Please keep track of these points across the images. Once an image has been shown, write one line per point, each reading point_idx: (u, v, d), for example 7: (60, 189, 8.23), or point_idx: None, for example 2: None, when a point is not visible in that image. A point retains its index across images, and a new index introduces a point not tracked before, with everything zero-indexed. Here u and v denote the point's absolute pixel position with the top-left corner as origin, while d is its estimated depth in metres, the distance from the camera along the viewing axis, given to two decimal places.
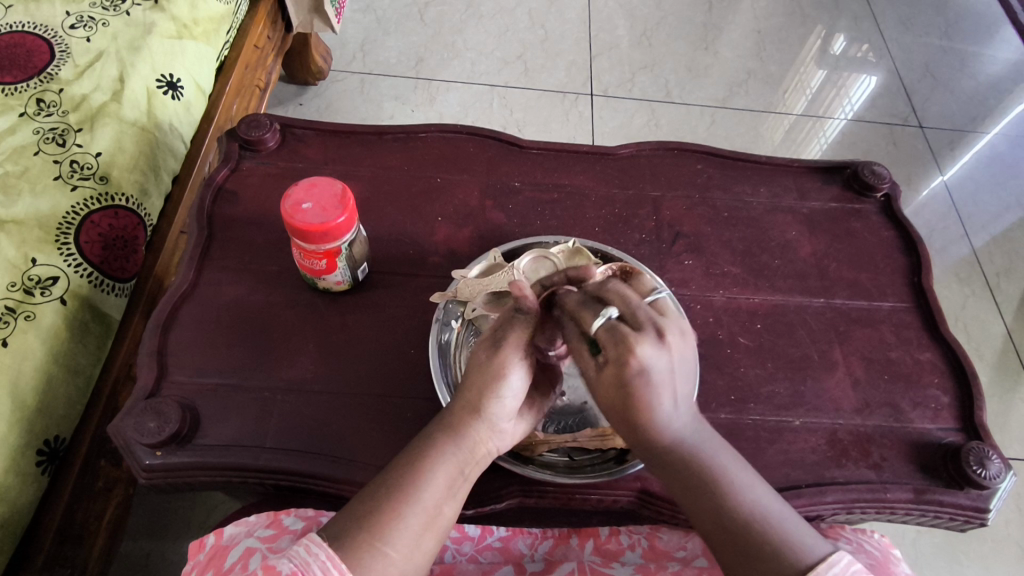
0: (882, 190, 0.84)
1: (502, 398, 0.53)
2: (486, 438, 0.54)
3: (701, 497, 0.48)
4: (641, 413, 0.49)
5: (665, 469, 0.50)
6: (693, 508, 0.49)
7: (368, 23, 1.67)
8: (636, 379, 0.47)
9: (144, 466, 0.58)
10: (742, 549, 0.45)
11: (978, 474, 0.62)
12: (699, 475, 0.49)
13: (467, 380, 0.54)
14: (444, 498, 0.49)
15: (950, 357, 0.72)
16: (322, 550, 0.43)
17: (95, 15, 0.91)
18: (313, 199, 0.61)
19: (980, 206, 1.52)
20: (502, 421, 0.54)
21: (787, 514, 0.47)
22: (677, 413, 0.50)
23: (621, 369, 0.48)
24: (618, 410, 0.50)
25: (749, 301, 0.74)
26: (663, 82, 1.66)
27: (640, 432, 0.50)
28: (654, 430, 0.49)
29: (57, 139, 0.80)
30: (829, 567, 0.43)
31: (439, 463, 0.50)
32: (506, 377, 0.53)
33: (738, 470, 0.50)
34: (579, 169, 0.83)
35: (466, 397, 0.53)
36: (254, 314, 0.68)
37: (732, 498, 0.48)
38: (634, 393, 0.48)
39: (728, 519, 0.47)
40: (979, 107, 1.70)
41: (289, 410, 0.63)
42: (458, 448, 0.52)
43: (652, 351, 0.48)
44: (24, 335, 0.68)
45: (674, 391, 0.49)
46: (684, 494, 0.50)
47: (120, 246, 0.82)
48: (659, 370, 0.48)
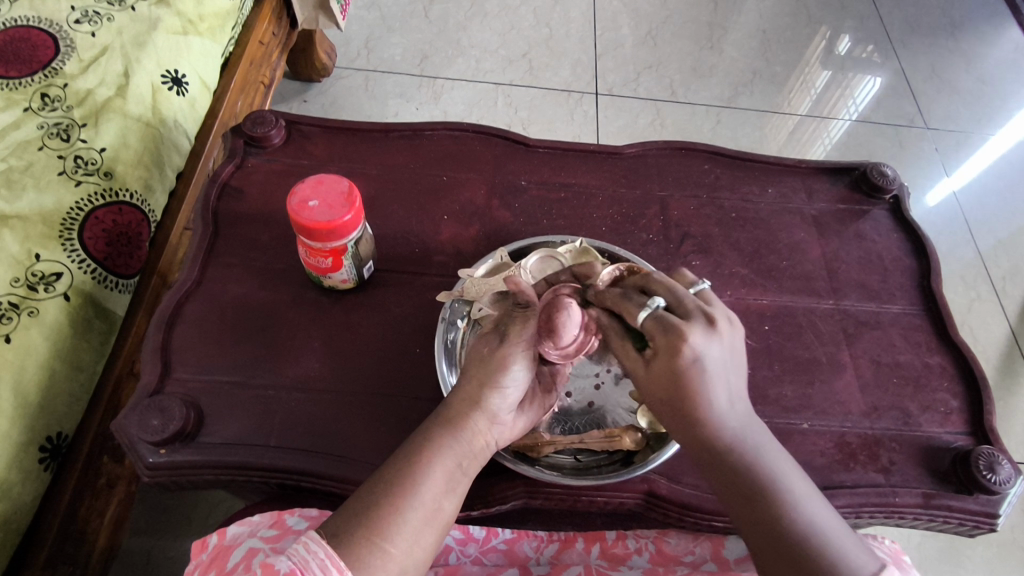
0: (891, 192, 0.83)
1: (503, 390, 0.53)
2: (485, 431, 0.53)
3: (758, 505, 0.46)
4: (693, 403, 0.47)
5: (716, 472, 0.48)
6: (747, 507, 0.46)
7: (372, 20, 1.66)
8: (689, 368, 0.46)
9: (147, 464, 0.58)
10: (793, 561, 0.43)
11: (988, 479, 0.61)
12: (753, 483, 0.46)
13: (467, 372, 0.54)
14: (443, 493, 0.49)
15: (959, 360, 0.71)
16: (320, 547, 0.43)
17: (100, 9, 0.91)
18: (319, 197, 0.60)
19: (987, 208, 1.52)
20: (500, 413, 0.54)
21: (841, 529, 0.45)
22: (730, 408, 0.48)
23: (673, 358, 0.46)
24: (670, 401, 0.48)
25: (757, 303, 0.73)
26: (668, 81, 1.65)
27: (692, 428, 0.48)
28: (706, 424, 0.47)
29: (61, 134, 0.80)
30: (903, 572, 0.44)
31: (438, 456, 0.50)
32: (507, 367, 0.53)
33: (794, 479, 0.47)
34: (586, 168, 0.82)
35: (465, 389, 0.53)
36: (258, 312, 0.68)
37: (788, 510, 0.45)
38: (686, 382, 0.47)
39: (783, 527, 0.44)
40: (985, 108, 1.69)
41: (294, 409, 0.63)
42: (456, 441, 0.51)
43: (705, 338, 0.46)
44: (27, 331, 0.68)
45: (726, 382, 0.47)
46: (737, 502, 0.47)
47: (124, 242, 0.81)
48: (712, 358, 0.46)
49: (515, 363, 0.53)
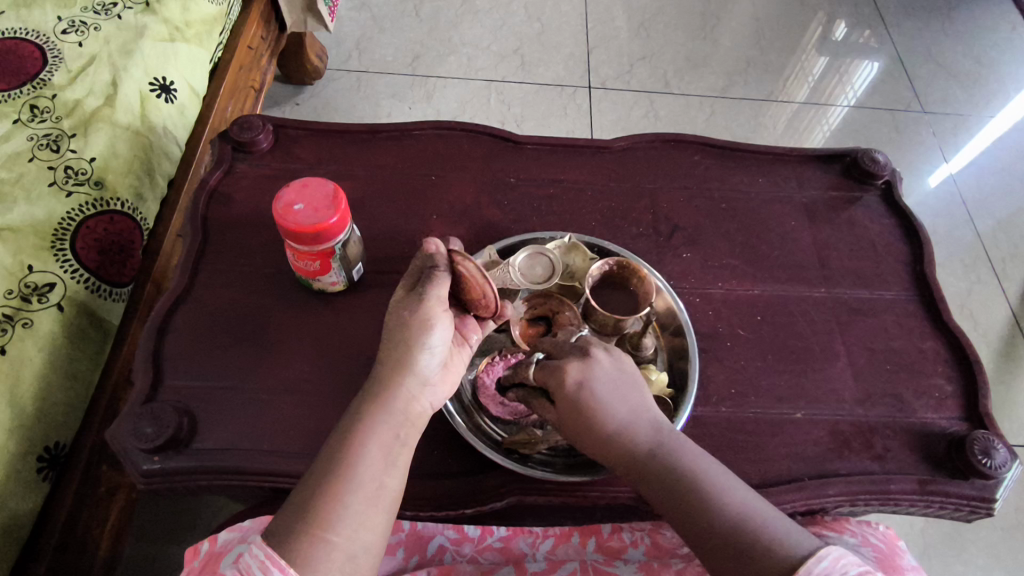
0: (882, 177, 0.82)
1: (428, 352, 0.53)
2: (417, 396, 0.52)
3: (684, 506, 0.49)
4: (597, 420, 0.53)
5: (648, 480, 0.52)
6: (676, 514, 0.50)
7: (363, 20, 1.66)
8: (577, 393, 0.54)
9: (143, 471, 0.58)
10: (723, 551, 0.46)
11: (983, 464, 0.61)
12: (678, 483, 0.50)
13: (385, 341, 0.53)
14: (383, 470, 0.49)
15: (955, 345, 0.71)
16: (262, 550, 0.43)
17: (86, 19, 0.91)
18: (305, 200, 0.60)
19: (986, 191, 1.51)
20: (430, 374, 0.53)
21: (765, 507, 0.48)
22: (632, 422, 0.54)
23: (561, 391, 0.54)
24: (581, 433, 0.55)
25: (749, 294, 0.73)
26: (661, 73, 1.65)
27: (602, 445, 0.54)
28: (618, 442, 0.53)
29: (50, 145, 0.80)
30: (818, 561, 0.42)
31: (370, 435, 0.49)
32: (422, 326, 0.52)
33: (717, 469, 0.51)
34: (575, 163, 0.82)
35: (392, 356, 0.52)
36: (248, 318, 0.68)
37: (711, 502, 0.48)
38: (584, 409, 0.53)
39: (715, 521, 0.47)
40: (982, 90, 1.68)
41: (286, 414, 0.63)
42: (388, 413, 0.50)
43: (582, 366, 0.54)
44: (21, 342, 0.68)
45: (620, 401, 0.54)
46: (667, 504, 0.50)
47: (117, 252, 0.82)
48: (596, 383, 0.54)
49: (427, 320, 0.52)
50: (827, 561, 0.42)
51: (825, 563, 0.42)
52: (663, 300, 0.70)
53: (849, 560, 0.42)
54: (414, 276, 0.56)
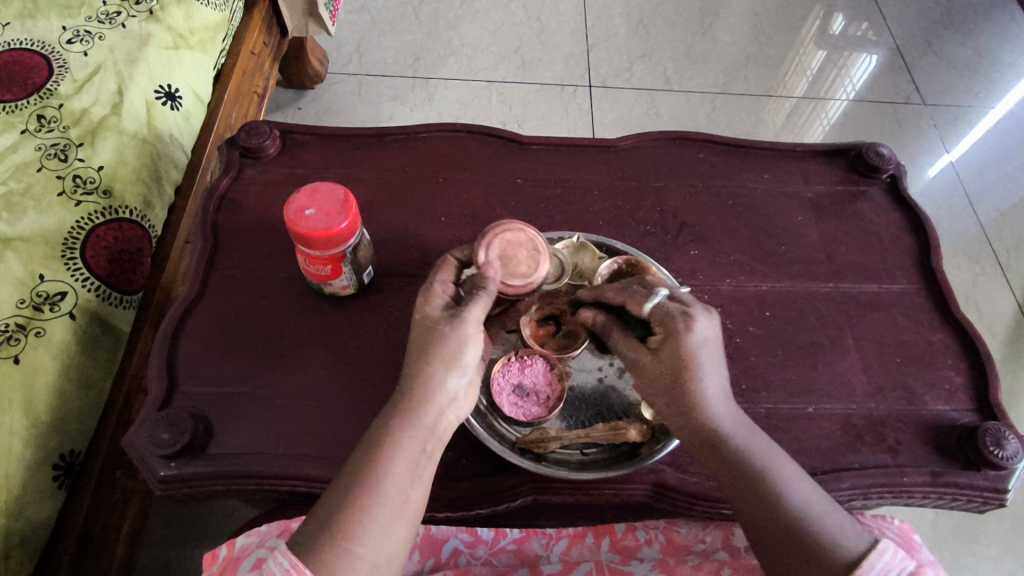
0: (888, 171, 0.83)
1: (456, 368, 0.52)
2: (445, 411, 0.52)
3: (757, 489, 0.49)
4: (692, 385, 0.51)
5: (713, 456, 0.51)
6: (743, 498, 0.49)
7: (363, 23, 1.66)
8: (695, 348, 0.52)
9: (159, 478, 0.59)
10: (794, 540, 0.46)
11: (995, 454, 0.61)
12: (750, 469, 0.49)
13: (415, 354, 0.53)
14: (409, 485, 0.48)
15: (964, 337, 0.71)
16: (287, 559, 0.45)
17: (91, 28, 0.91)
18: (316, 205, 0.60)
19: (988, 182, 1.51)
20: (459, 390, 0.53)
21: (821, 500, 0.49)
22: (721, 398, 0.52)
23: (677, 351, 0.52)
24: (674, 394, 0.53)
25: (757, 289, 0.74)
26: (661, 70, 1.65)
27: (689, 409, 0.52)
28: (704, 413, 0.51)
29: (58, 155, 0.81)
30: (879, 555, 0.44)
31: (396, 449, 0.49)
32: (454, 342, 0.52)
33: (781, 459, 0.51)
34: (581, 162, 0.82)
35: (419, 369, 0.52)
36: (260, 323, 0.69)
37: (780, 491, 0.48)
38: (687, 369, 0.52)
39: (779, 510, 0.47)
40: (983, 82, 1.68)
41: (301, 417, 0.63)
42: (414, 425, 0.50)
43: (702, 330, 0.52)
44: (35, 352, 0.69)
45: (715, 373, 0.52)
46: (733, 485, 0.50)
47: (126, 259, 0.82)
48: (705, 348, 0.52)
49: (461, 335, 0.53)
50: (889, 556, 0.44)
51: (886, 557, 0.44)
52: None
53: (904, 554, 0.45)
54: (452, 291, 0.57)
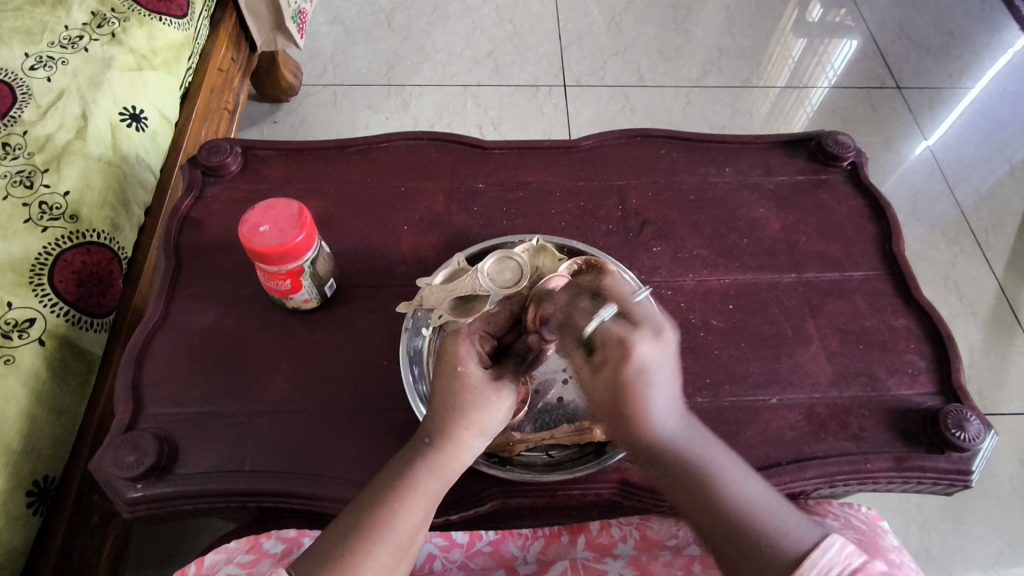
0: (847, 159, 0.83)
1: (481, 425, 0.53)
2: (461, 463, 0.53)
3: (691, 492, 0.49)
4: (636, 406, 0.50)
5: (653, 462, 0.51)
6: (685, 501, 0.50)
7: (336, 34, 1.67)
8: (635, 374, 0.49)
9: (127, 499, 0.59)
10: (730, 540, 0.47)
11: (958, 437, 0.62)
12: (689, 472, 0.50)
13: (444, 403, 0.53)
14: (416, 530, 0.49)
15: (926, 321, 0.71)
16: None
17: (54, 54, 0.91)
18: (270, 221, 0.61)
19: (964, 163, 1.51)
20: (477, 451, 0.54)
21: (773, 500, 0.49)
22: (667, 408, 0.51)
23: (618, 371, 0.50)
24: (612, 408, 0.51)
25: (720, 283, 0.74)
26: (635, 67, 1.65)
27: (630, 426, 0.51)
28: (644, 426, 0.51)
29: (24, 182, 0.81)
30: (823, 552, 0.45)
31: (412, 492, 0.49)
32: (489, 408, 0.54)
33: (722, 457, 0.51)
34: (543, 165, 0.83)
35: (445, 416, 0.53)
36: (225, 340, 0.69)
37: (720, 491, 0.49)
38: (628, 392, 0.50)
39: (721, 510, 0.48)
40: (957, 63, 1.68)
41: (268, 433, 0.64)
42: (436, 480, 0.51)
43: (648, 348, 0.50)
44: (5, 379, 0.69)
45: (663, 390, 0.51)
46: (676, 491, 0.50)
47: (96, 282, 0.83)
48: (654, 364, 0.50)
49: (500, 402, 0.54)
50: (833, 552, 0.44)
51: (830, 553, 0.44)
52: None
53: (850, 551, 0.45)
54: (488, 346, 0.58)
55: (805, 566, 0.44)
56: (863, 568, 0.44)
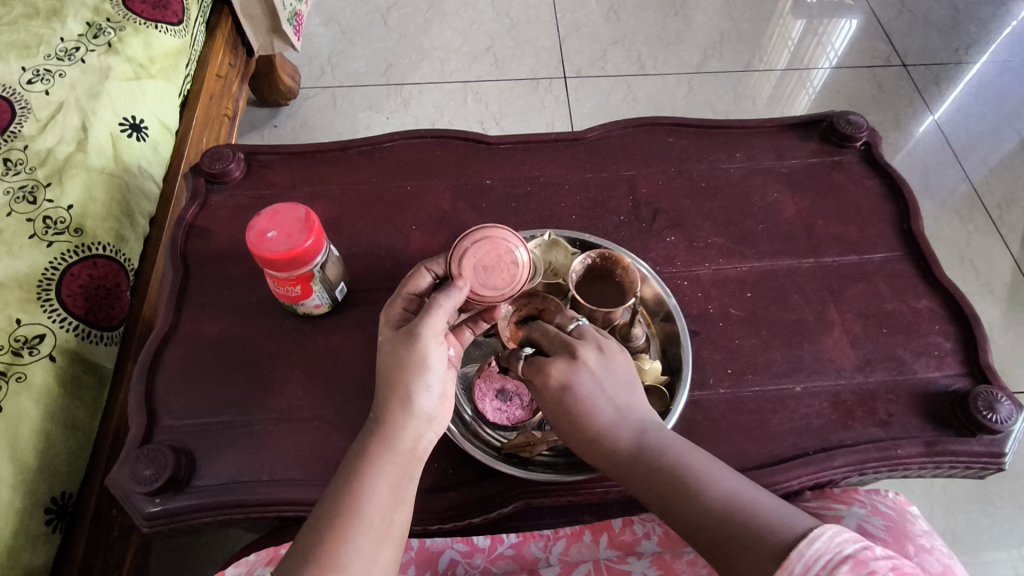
0: (861, 139, 0.81)
1: (423, 391, 0.51)
2: (423, 433, 0.52)
3: (673, 500, 0.49)
4: (586, 414, 0.54)
5: (635, 481, 0.52)
6: (668, 511, 0.50)
7: (332, 35, 1.65)
8: (568, 387, 0.54)
9: (145, 514, 0.58)
10: (720, 538, 0.46)
11: (989, 419, 0.60)
12: (663, 482, 0.50)
13: (382, 385, 0.51)
14: (390, 508, 0.48)
15: (950, 301, 0.70)
16: None
17: (51, 66, 0.90)
18: (277, 227, 0.60)
19: (974, 139, 1.49)
20: (433, 409, 0.52)
21: (752, 493, 0.48)
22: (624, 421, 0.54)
23: (552, 388, 0.55)
24: (571, 430, 0.55)
25: (737, 271, 0.72)
26: (636, 55, 1.63)
27: (586, 444, 0.54)
28: (605, 441, 0.54)
29: (27, 197, 0.80)
30: (809, 542, 0.41)
31: (375, 475, 0.48)
32: (412, 366, 0.50)
33: (701, 462, 0.51)
34: (550, 158, 0.81)
35: (385, 389, 0.51)
36: (237, 349, 0.68)
37: (700, 492, 0.48)
38: (572, 407, 0.54)
39: (703, 512, 0.47)
40: (962, 37, 1.65)
41: (284, 442, 0.63)
42: (390, 451, 0.49)
43: (570, 367, 0.54)
44: (17, 397, 0.69)
45: (608, 400, 0.54)
46: (657, 505, 0.51)
47: (104, 296, 0.82)
48: (586, 377, 0.54)
49: (427, 348, 0.51)
50: (821, 541, 0.41)
51: (818, 542, 0.41)
52: (650, 289, 0.69)
53: (843, 538, 0.40)
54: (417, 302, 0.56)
55: (791, 559, 0.41)
56: (856, 553, 0.39)
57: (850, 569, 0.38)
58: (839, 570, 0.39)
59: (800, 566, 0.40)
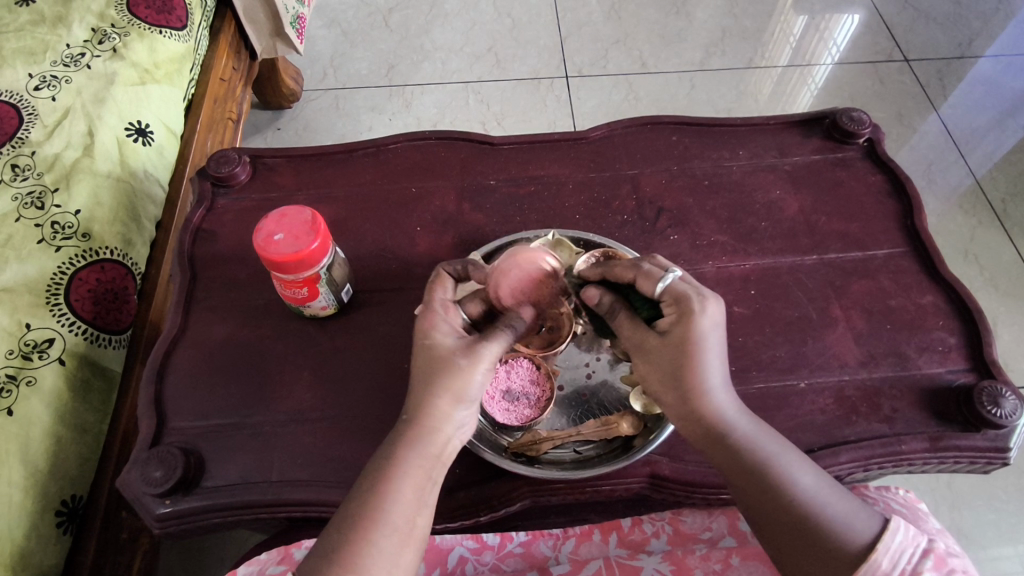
0: (863, 135, 0.81)
1: (461, 399, 0.51)
2: (452, 437, 0.51)
3: (753, 480, 0.49)
4: (695, 369, 0.51)
5: (716, 451, 0.51)
6: (744, 491, 0.50)
7: (334, 37, 1.66)
8: (703, 335, 0.50)
9: (156, 515, 0.59)
10: (794, 532, 0.47)
11: (993, 413, 0.60)
12: (750, 459, 0.50)
13: (421, 386, 0.51)
14: (414, 512, 0.48)
15: (954, 296, 0.70)
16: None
17: (57, 72, 0.91)
18: (284, 229, 0.60)
19: (978, 133, 1.48)
20: (466, 419, 0.52)
21: (832, 490, 0.49)
22: (726, 388, 0.52)
23: (686, 331, 0.50)
24: (670, 375, 0.52)
25: (740, 268, 0.73)
26: (637, 54, 1.63)
27: (690, 396, 0.52)
28: (706, 402, 0.51)
29: (35, 203, 0.81)
30: (893, 535, 0.46)
31: (401, 476, 0.48)
32: (461, 375, 0.50)
33: (780, 446, 0.51)
34: (553, 158, 0.82)
35: (422, 392, 0.51)
36: (244, 351, 0.69)
37: (783, 481, 0.49)
38: (692, 354, 0.51)
39: (783, 502, 0.48)
40: (965, 31, 1.65)
41: (291, 442, 0.63)
42: (418, 454, 0.49)
43: (716, 312, 0.51)
44: (27, 401, 0.69)
45: (723, 361, 0.52)
46: (737, 478, 0.50)
47: (112, 299, 0.82)
48: (720, 330, 0.51)
49: (478, 367, 0.51)
50: (901, 535, 0.46)
51: (901, 536, 0.46)
52: None
53: (915, 532, 0.47)
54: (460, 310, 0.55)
55: (878, 552, 0.45)
56: (932, 548, 0.46)
57: (933, 566, 0.45)
58: (923, 565, 0.45)
59: (888, 560, 0.45)
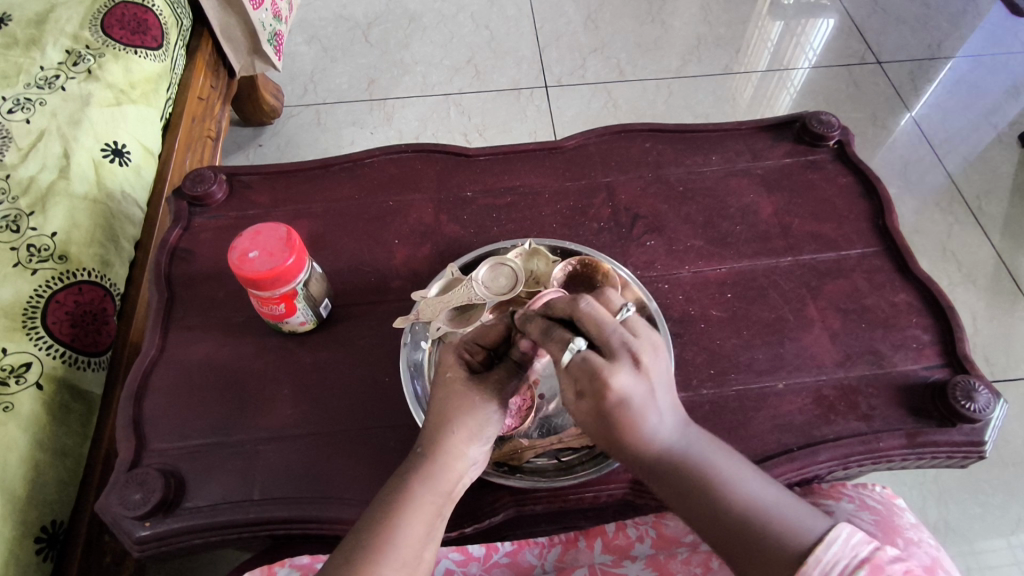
0: (833, 138, 0.83)
1: (476, 436, 0.52)
2: (463, 475, 0.52)
3: (693, 500, 0.49)
4: (625, 433, 0.49)
5: (660, 482, 0.51)
6: (690, 512, 0.50)
7: (314, 53, 1.66)
8: (615, 405, 0.47)
9: (135, 538, 0.58)
10: (743, 546, 0.47)
11: (967, 408, 0.61)
12: (694, 479, 0.50)
13: (440, 421, 0.52)
14: (423, 543, 0.47)
15: (926, 294, 0.71)
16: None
17: (31, 95, 0.91)
18: (258, 246, 0.60)
19: (951, 133, 1.51)
20: (476, 457, 0.53)
21: (783, 499, 0.49)
22: (665, 422, 0.50)
23: (599, 401, 0.48)
24: (603, 433, 0.50)
25: (716, 272, 0.73)
26: (615, 62, 1.65)
27: (626, 447, 0.51)
28: (640, 445, 0.50)
29: (11, 226, 0.80)
30: (826, 547, 0.44)
31: (415, 507, 0.48)
32: (479, 413, 0.52)
33: (727, 461, 0.51)
34: (530, 167, 0.82)
35: (441, 428, 0.51)
36: (224, 369, 0.68)
37: (729, 496, 0.49)
38: (616, 419, 0.49)
39: (727, 516, 0.48)
40: (935, 33, 1.68)
41: (272, 460, 0.63)
42: (432, 488, 0.49)
43: (627, 376, 0.47)
44: (4, 427, 0.69)
45: (654, 411, 0.49)
46: (680, 503, 0.50)
47: (90, 321, 0.82)
48: (639, 394, 0.48)
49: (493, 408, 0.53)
50: (836, 546, 0.44)
51: (834, 547, 0.44)
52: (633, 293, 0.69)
53: (855, 541, 0.44)
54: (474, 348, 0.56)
55: (809, 566, 0.44)
56: (871, 557, 0.43)
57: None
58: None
59: (818, 572, 0.43)
